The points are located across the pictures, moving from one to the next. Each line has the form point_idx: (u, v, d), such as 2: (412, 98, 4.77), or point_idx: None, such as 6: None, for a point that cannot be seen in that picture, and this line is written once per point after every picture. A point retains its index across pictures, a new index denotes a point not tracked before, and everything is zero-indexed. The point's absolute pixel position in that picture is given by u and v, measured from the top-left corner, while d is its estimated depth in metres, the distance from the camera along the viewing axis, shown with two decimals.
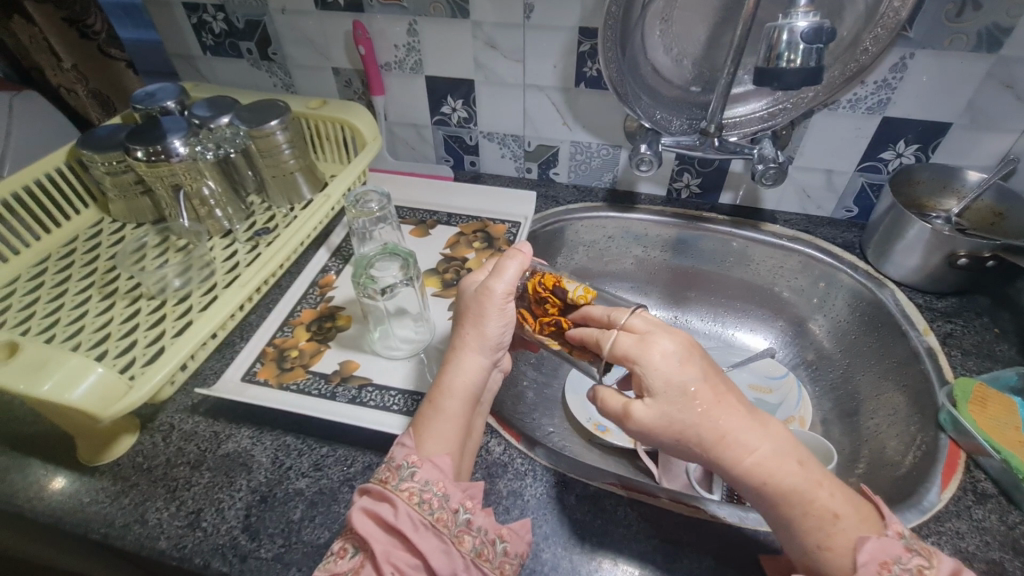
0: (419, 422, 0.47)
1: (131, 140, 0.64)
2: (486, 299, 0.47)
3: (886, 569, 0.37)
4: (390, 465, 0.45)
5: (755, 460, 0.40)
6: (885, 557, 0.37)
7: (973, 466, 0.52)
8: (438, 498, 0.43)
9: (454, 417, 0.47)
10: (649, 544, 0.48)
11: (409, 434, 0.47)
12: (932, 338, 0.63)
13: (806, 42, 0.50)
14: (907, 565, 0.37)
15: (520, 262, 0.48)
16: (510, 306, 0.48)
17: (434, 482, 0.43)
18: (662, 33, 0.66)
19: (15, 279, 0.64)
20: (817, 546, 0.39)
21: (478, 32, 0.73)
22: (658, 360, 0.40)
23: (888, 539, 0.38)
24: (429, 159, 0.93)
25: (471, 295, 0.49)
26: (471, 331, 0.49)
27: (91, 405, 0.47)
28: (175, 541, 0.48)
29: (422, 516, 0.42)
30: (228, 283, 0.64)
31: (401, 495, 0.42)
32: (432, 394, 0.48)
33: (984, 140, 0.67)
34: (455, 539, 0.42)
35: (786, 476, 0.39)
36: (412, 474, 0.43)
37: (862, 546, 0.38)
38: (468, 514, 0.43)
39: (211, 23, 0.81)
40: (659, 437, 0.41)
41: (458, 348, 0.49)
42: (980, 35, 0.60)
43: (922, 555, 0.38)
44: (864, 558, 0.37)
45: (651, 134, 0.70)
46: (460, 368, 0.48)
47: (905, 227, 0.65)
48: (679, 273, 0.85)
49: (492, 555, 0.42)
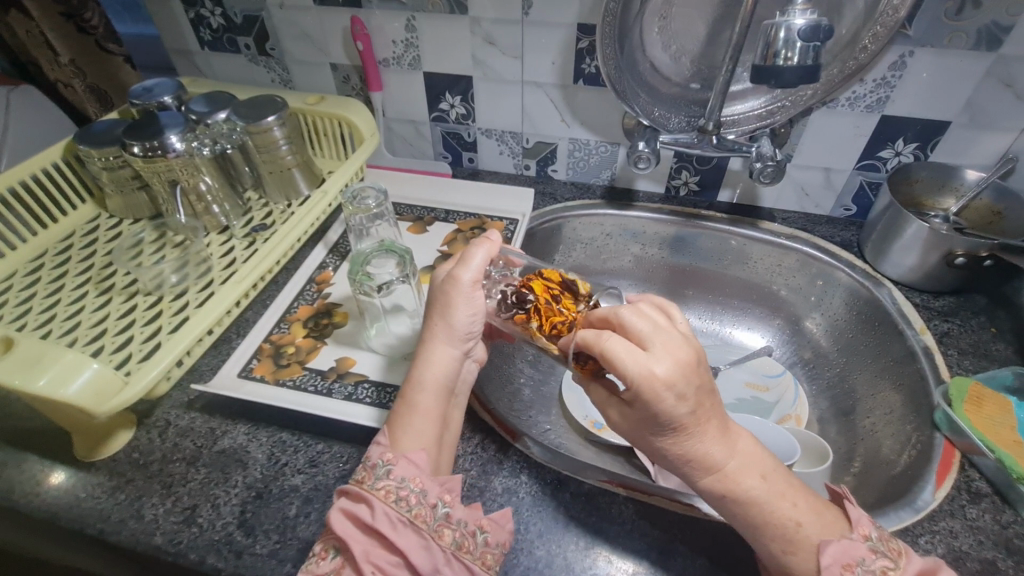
0: (393, 418, 0.47)
1: (126, 134, 0.64)
2: (451, 289, 0.48)
3: (849, 571, 0.39)
4: (366, 464, 0.44)
5: (721, 476, 0.41)
6: (848, 560, 0.39)
7: (967, 465, 0.52)
8: (415, 494, 0.43)
9: (428, 412, 0.47)
10: (643, 542, 0.48)
11: (383, 432, 0.46)
12: (928, 337, 0.63)
13: (804, 40, 0.49)
14: (871, 567, 0.39)
15: (487, 250, 0.49)
16: (476, 293, 0.49)
17: (411, 478, 0.43)
18: (661, 29, 0.66)
19: (11, 274, 0.64)
20: (783, 551, 0.41)
21: (476, 28, 0.73)
22: (658, 390, 0.37)
23: (854, 542, 0.40)
24: (428, 155, 0.92)
25: (438, 285, 0.50)
26: (439, 323, 0.49)
27: (85, 400, 0.47)
28: (170, 537, 0.48)
29: (400, 514, 0.42)
30: (224, 278, 0.64)
31: (377, 494, 0.42)
32: (405, 390, 0.48)
33: (982, 139, 0.67)
34: (435, 533, 0.42)
35: (749, 488, 0.41)
36: (388, 472, 0.43)
37: (824, 550, 0.40)
38: (447, 508, 0.43)
39: (209, 17, 0.81)
40: (633, 436, 0.43)
41: (428, 341, 0.50)
42: (980, 34, 0.59)
43: (886, 557, 0.40)
44: (827, 561, 0.39)
45: (650, 132, 0.71)
46: (430, 361, 0.49)
47: (902, 226, 0.65)
48: (677, 271, 0.85)
49: (473, 546, 0.43)
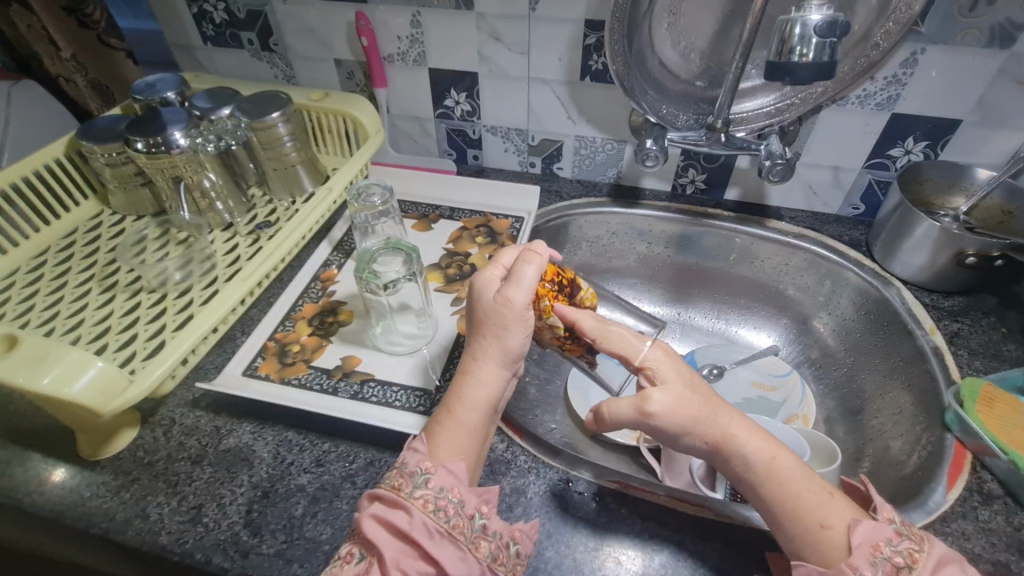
0: (434, 427, 0.47)
1: (130, 131, 0.63)
2: (507, 310, 0.47)
3: (879, 551, 0.39)
4: (402, 471, 0.44)
5: (763, 442, 0.43)
6: (878, 540, 0.39)
7: (979, 466, 0.51)
8: (453, 505, 0.42)
9: (472, 429, 0.47)
10: (653, 543, 0.47)
11: (422, 439, 0.46)
12: (938, 337, 0.63)
13: (819, 36, 0.49)
14: (898, 547, 0.39)
15: (538, 266, 0.48)
16: (529, 316, 0.47)
17: (449, 489, 0.43)
18: (670, 25, 0.66)
19: (14, 271, 0.64)
20: (820, 526, 0.40)
21: (482, 23, 0.72)
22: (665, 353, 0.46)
23: (880, 524, 0.40)
24: (432, 153, 0.92)
25: (488, 304, 0.48)
26: (492, 343, 0.48)
27: (90, 399, 0.46)
28: (176, 537, 0.47)
29: (437, 524, 0.41)
30: (228, 276, 0.64)
31: (416, 502, 0.42)
32: (449, 402, 0.48)
33: (993, 137, 0.66)
34: (472, 545, 0.42)
35: (784, 456, 0.43)
36: (426, 481, 0.43)
37: (855, 529, 0.40)
38: (484, 519, 0.43)
39: (211, 12, 0.80)
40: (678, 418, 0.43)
41: (478, 359, 0.48)
42: (993, 30, 0.59)
43: (912, 539, 0.40)
44: (858, 539, 0.39)
45: (657, 129, 0.70)
46: (479, 379, 0.48)
47: (912, 225, 0.65)
48: (683, 269, 0.84)
49: (506, 559, 0.42)
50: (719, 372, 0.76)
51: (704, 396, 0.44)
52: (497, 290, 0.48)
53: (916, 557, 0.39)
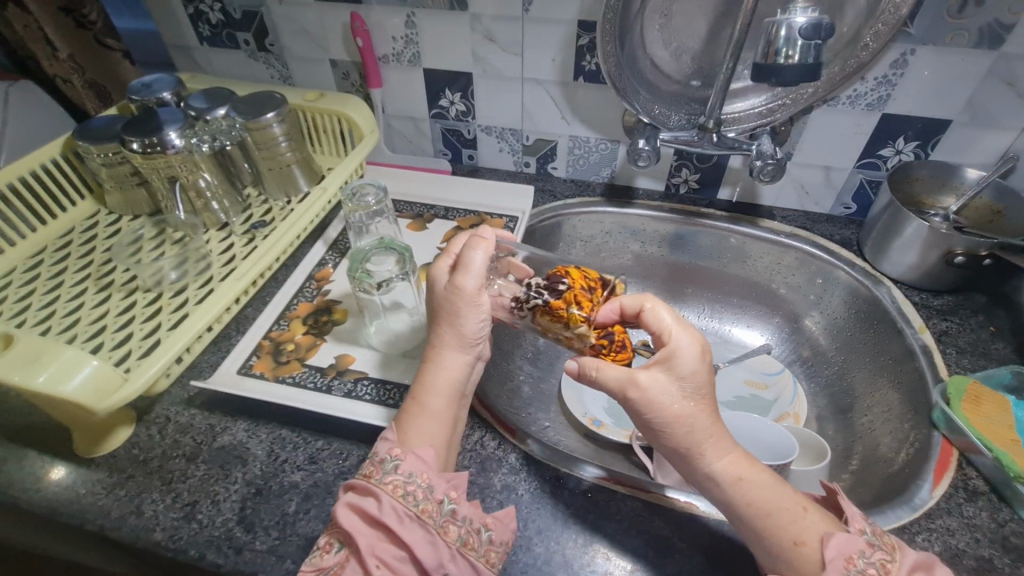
0: (401, 416, 0.48)
1: (126, 131, 0.64)
2: (459, 298, 0.48)
3: (852, 564, 0.39)
4: (374, 459, 0.45)
5: (731, 460, 0.43)
6: (850, 552, 0.39)
7: (964, 464, 0.52)
8: (422, 489, 0.43)
9: (439, 414, 0.48)
10: (642, 539, 0.48)
11: (392, 428, 0.47)
12: (927, 336, 0.64)
13: (805, 38, 0.49)
14: (870, 559, 0.39)
15: (484, 250, 0.49)
16: (481, 299, 0.48)
17: (418, 473, 0.44)
18: (662, 26, 0.66)
19: (11, 270, 0.64)
20: (794, 541, 0.41)
21: (476, 24, 0.73)
22: (682, 348, 0.42)
23: (852, 535, 0.41)
24: (427, 152, 0.92)
25: (442, 293, 0.49)
26: (449, 330, 0.49)
27: (84, 397, 0.47)
28: (170, 533, 0.48)
29: (406, 508, 0.42)
30: (223, 276, 0.64)
31: (385, 487, 0.42)
32: (415, 392, 0.49)
33: (984, 137, 0.67)
34: (441, 529, 0.42)
35: (756, 474, 0.43)
36: (396, 467, 0.44)
37: (828, 543, 0.40)
38: (453, 505, 0.44)
39: (208, 13, 0.80)
40: (656, 412, 0.42)
41: (438, 347, 0.49)
42: (982, 31, 0.59)
43: (883, 550, 0.40)
44: (832, 552, 0.39)
45: (649, 129, 0.70)
46: (441, 366, 0.49)
47: (902, 224, 0.65)
48: (676, 268, 0.85)
49: (477, 544, 0.43)
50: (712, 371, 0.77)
51: (696, 400, 0.42)
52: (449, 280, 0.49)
53: (889, 567, 0.39)
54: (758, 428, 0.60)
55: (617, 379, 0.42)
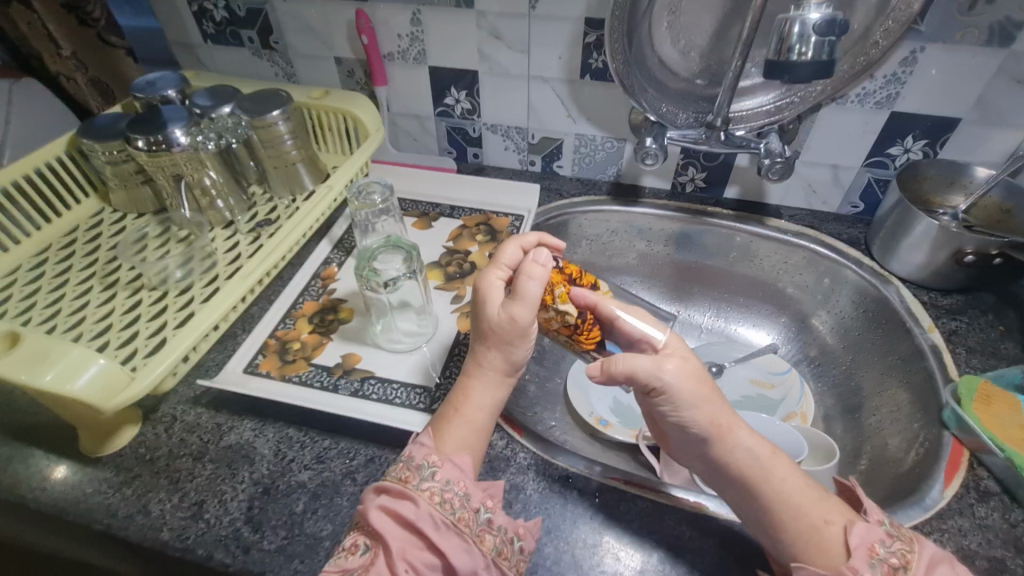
0: (440, 423, 0.48)
1: (131, 129, 0.63)
2: (510, 326, 0.47)
3: (875, 552, 0.39)
4: (409, 464, 0.45)
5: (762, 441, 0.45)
6: (872, 541, 0.40)
7: (976, 464, 0.51)
8: (459, 498, 0.43)
9: (478, 428, 0.48)
10: (652, 539, 0.48)
11: (428, 434, 0.47)
12: (937, 335, 0.63)
13: (817, 35, 0.49)
14: (891, 547, 0.40)
15: (542, 277, 0.47)
16: (530, 331, 0.48)
17: (455, 481, 0.44)
18: (670, 24, 0.66)
19: (16, 268, 0.64)
20: (823, 521, 0.42)
21: (482, 22, 0.72)
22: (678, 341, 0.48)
23: (872, 525, 0.41)
24: (432, 151, 0.92)
25: (490, 315, 0.48)
26: (496, 352, 0.49)
27: (92, 396, 0.46)
28: (177, 533, 0.48)
29: (443, 516, 0.42)
30: (229, 275, 0.64)
31: (423, 494, 0.43)
32: (456, 402, 0.49)
33: (993, 136, 0.67)
34: (477, 538, 0.42)
35: (783, 460, 0.44)
36: (432, 473, 0.44)
37: (853, 525, 0.41)
38: (489, 514, 0.44)
39: (212, 10, 0.80)
40: (690, 393, 0.43)
41: (480, 365, 0.49)
42: (992, 29, 0.59)
43: (902, 541, 0.40)
44: (856, 535, 0.40)
45: (657, 128, 0.70)
46: (482, 384, 0.49)
47: (911, 223, 0.65)
48: (683, 267, 0.85)
49: (510, 554, 0.43)
50: (719, 370, 0.77)
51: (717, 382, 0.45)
52: (500, 305, 0.48)
53: (909, 558, 0.39)
54: (767, 429, 0.59)
55: (646, 370, 0.43)
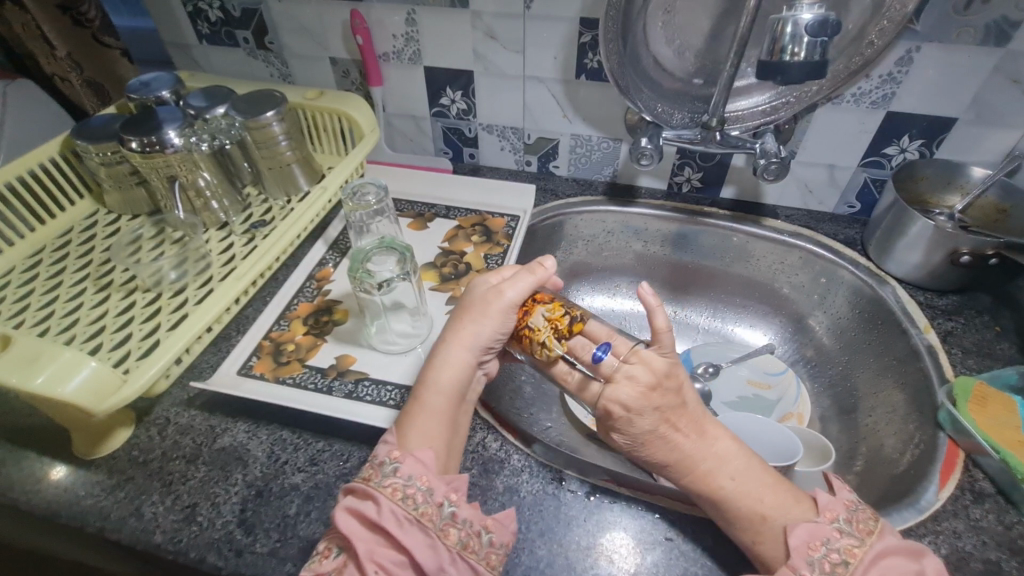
0: (402, 418, 0.48)
1: (125, 130, 0.63)
2: (490, 301, 0.49)
3: (815, 551, 0.41)
4: (373, 462, 0.45)
5: (694, 478, 0.46)
6: (814, 540, 0.41)
7: (971, 465, 0.51)
8: (422, 492, 0.43)
9: (438, 413, 0.48)
10: (646, 542, 0.47)
11: (392, 431, 0.48)
12: (932, 336, 0.63)
13: (810, 36, 0.49)
14: (836, 545, 0.41)
15: (530, 278, 0.50)
16: (513, 315, 0.49)
17: (418, 477, 0.44)
18: (665, 24, 0.66)
19: (10, 270, 0.64)
20: (753, 541, 0.44)
21: (477, 22, 0.72)
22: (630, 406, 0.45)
23: (819, 524, 0.42)
24: (428, 151, 0.91)
25: (475, 296, 0.51)
26: (466, 329, 0.50)
27: (83, 399, 0.46)
28: (169, 535, 0.48)
29: (406, 512, 0.42)
30: (223, 276, 0.64)
31: (384, 491, 0.42)
32: (418, 391, 0.50)
33: (989, 136, 0.66)
34: (441, 532, 0.42)
35: (718, 483, 0.45)
36: (395, 470, 0.44)
37: (791, 532, 0.42)
38: (453, 507, 0.43)
39: (207, 11, 0.79)
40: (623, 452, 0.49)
41: (447, 342, 0.50)
42: (989, 28, 0.58)
43: (853, 536, 0.41)
44: (795, 541, 0.41)
45: (652, 128, 0.69)
46: (446, 366, 0.49)
47: (907, 223, 0.65)
48: (679, 268, 0.84)
49: (478, 546, 0.43)
50: (715, 371, 0.76)
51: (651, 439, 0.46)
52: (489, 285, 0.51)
53: (853, 552, 0.40)
54: (763, 430, 0.59)
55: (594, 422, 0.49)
